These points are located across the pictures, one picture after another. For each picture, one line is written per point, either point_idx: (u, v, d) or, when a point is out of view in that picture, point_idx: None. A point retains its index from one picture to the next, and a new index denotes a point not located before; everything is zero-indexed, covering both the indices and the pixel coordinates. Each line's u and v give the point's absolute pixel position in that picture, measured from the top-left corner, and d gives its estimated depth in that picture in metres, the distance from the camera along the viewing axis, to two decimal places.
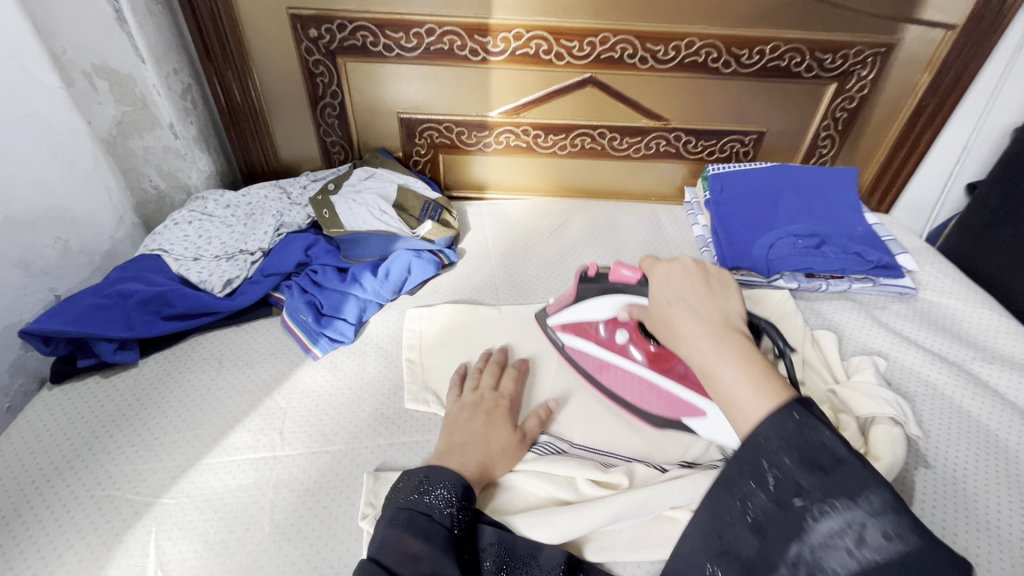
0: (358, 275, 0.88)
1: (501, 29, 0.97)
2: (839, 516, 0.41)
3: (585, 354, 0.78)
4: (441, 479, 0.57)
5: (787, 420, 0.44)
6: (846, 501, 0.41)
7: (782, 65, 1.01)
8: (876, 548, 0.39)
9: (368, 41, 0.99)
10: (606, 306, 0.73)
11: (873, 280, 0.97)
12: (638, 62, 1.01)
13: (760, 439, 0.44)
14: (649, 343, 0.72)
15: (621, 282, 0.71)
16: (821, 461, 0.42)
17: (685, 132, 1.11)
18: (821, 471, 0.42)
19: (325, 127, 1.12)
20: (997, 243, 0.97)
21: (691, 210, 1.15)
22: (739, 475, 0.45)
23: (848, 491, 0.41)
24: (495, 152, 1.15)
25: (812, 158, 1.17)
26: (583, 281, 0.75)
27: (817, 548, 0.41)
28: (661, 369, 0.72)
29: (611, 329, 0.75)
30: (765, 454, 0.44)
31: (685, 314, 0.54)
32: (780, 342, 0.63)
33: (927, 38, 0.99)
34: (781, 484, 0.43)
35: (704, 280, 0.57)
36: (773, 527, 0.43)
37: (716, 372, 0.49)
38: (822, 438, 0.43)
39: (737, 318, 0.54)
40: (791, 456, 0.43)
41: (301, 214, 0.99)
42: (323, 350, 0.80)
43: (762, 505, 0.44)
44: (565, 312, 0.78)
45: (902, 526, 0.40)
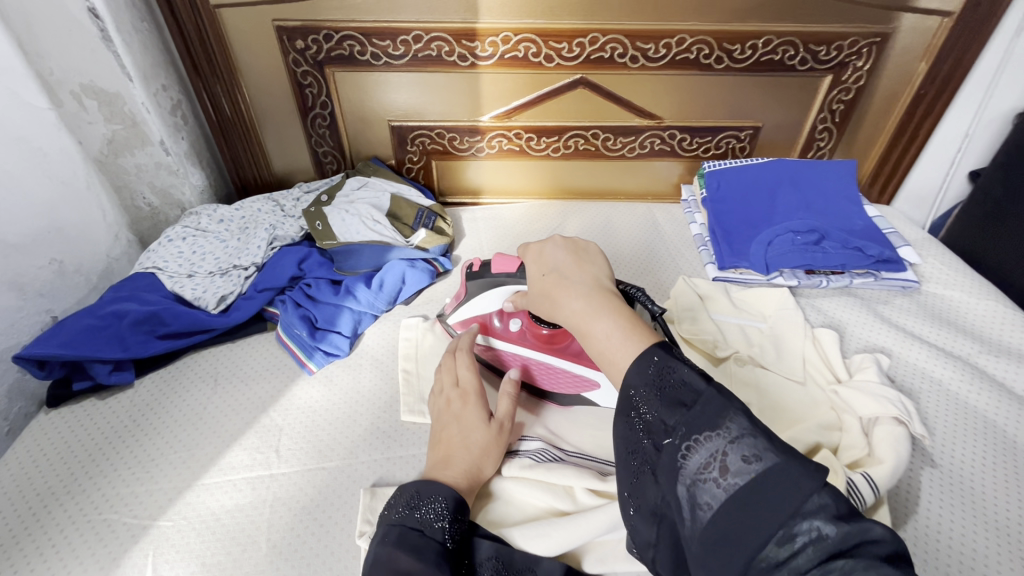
0: (352, 287, 0.87)
1: (488, 34, 0.96)
2: (706, 447, 0.40)
3: (485, 351, 0.80)
4: (433, 493, 0.57)
5: (649, 362, 0.46)
6: (709, 432, 0.40)
7: (776, 58, 1.00)
8: (738, 472, 0.38)
9: (355, 50, 0.98)
10: (493, 297, 0.76)
11: (875, 274, 0.95)
12: (629, 61, 1.00)
13: (626, 387, 0.46)
14: (542, 327, 0.75)
15: (503, 271, 0.74)
16: (683, 398, 0.43)
17: (679, 129, 1.10)
18: (685, 407, 0.42)
19: (316, 137, 1.11)
20: (1000, 233, 0.95)
21: (688, 209, 1.13)
22: (627, 425, 0.45)
23: (711, 420, 0.40)
24: (487, 156, 1.15)
25: (809, 152, 1.15)
26: (468, 276, 0.78)
27: (692, 482, 0.39)
28: (555, 348, 0.75)
29: (504, 319, 0.77)
30: (636, 399, 0.45)
31: (559, 284, 0.56)
32: (649, 305, 0.65)
33: (923, 27, 0.97)
34: (652, 426, 0.43)
35: (573, 252, 0.60)
36: (659, 472, 0.42)
37: (595, 325, 0.51)
38: (682, 377, 0.44)
39: (606, 279, 0.57)
40: (655, 396, 0.44)
41: (295, 226, 0.99)
42: (318, 364, 0.79)
43: (649, 455, 0.43)
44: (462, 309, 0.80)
45: (759, 446, 0.38)
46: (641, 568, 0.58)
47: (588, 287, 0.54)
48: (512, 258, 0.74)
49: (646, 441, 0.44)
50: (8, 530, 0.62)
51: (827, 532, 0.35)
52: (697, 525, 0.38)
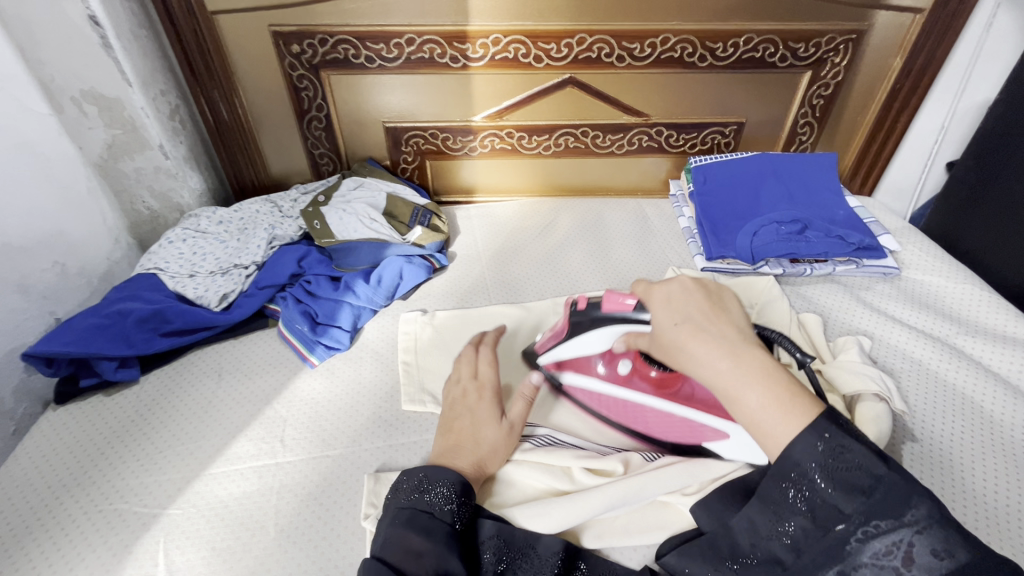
0: (351, 282, 0.89)
1: (479, 36, 0.99)
2: (883, 537, 0.44)
3: (585, 391, 0.75)
4: (440, 478, 0.58)
5: (814, 440, 0.47)
6: (892, 521, 0.44)
7: (756, 56, 1.04)
8: (924, 565, 0.42)
9: (350, 54, 1.01)
10: (601, 338, 0.71)
11: (857, 261, 0.99)
12: (615, 60, 1.03)
13: (789, 458, 0.47)
14: (651, 369, 0.70)
15: (619, 311, 0.68)
16: (860, 484, 0.46)
17: (666, 126, 1.13)
18: (862, 493, 0.45)
19: (312, 139, 1.14)
20: (975, 220, 0.99)
21: (677, 203, 1.16)
22: (780, 492, 0.49)
23: (887, 510, 0.44)
24: (481, 156, 1.17)
25: (792, 146, 1.18)
26: (573, 315, 0.73)
27: (861, 566, 0.44)
28: (669, 393, 0.71)
29: (610, 363, 0.74)
30: (800, 471, 0.47)
31: (699, 335, 0.54)
32: (797, 352, 0.66)
33: (896, 23, 1.01)
34: (824, 507, 0.47)
35: (705, 296, 0.58)
36: (813, 547, 0.47)
37: (739, 390, 0.50)
38: (853, 457, 0.46)
39: (744, 326, 0.55)
40: (827, 480, 0.46)
41: (293, 226, 1.01)
42: (319, 358, 0.82)
43: (805, 528, 0.47)
44: (560, 349, 0.75)
45: (949, 542, 0.42)
46: (636, 542, 0.61)
47: (731, 344, 0.52)
48: (625, 296, 0.68)
49: (801, 516, 0.48)
50: (21, 522, 0.63)
51: None
52: None
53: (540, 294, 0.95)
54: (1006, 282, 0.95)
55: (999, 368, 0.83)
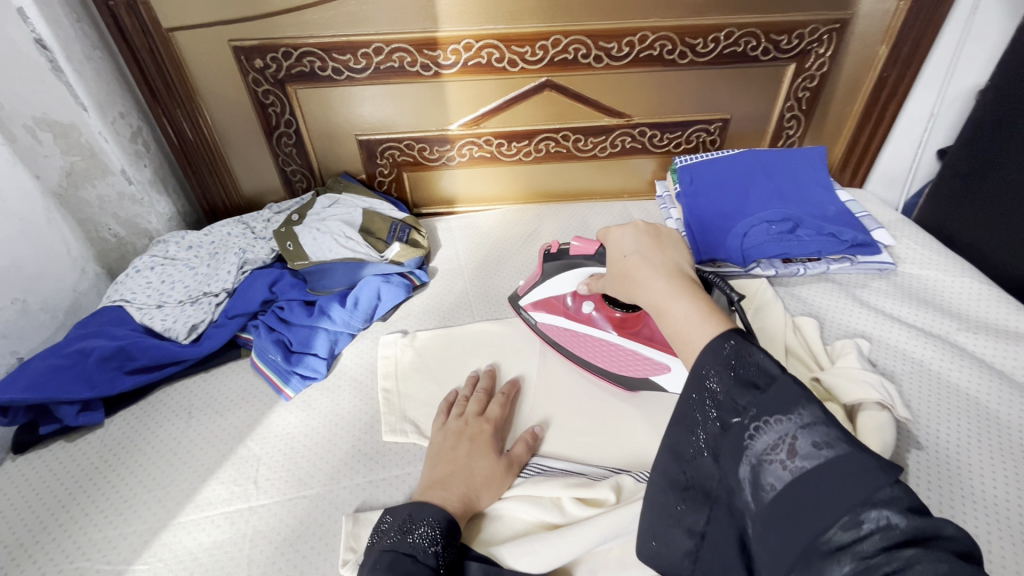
0: (326, 307, 0.85)
1: (450, 42, 0.95)
2: (773, 428, 0.40)
3: (553, 329, 0.80)
4: (425, 516, 0.55)
5: (721, 349, 0.44)
6: (779, 416, 0.40)
7: (738, 50, 1.00)
8: (807, 456, 0.38)
9: (316, 66, 0.97)
10: (568, 280, 0.75)
11: (851, 258, 0.95)
12: (593, 61, 0.99)
13: (698, 365, 0.45)
14: (615, 310, 0.74)
15: (581, 254, 0.73)
16: (754, 381, 0.42)
17: (649, 126, 1.10)
18: (756, 388, 0.42)
19: (283, 156, 1.09)
20: (970, 210, 0.96)
21: (664, 205, 1.13)
22: (690, 408, 0.45)
23: (783, 403, 0.40)
24: (459, 165, 1.13)
25: (779, 141, 1.15)
26: (547, 258, 0.78)
27: (758, 462, 0.40)
28: (628, 331, 0.75)
29: (577, 299, 0.77)
30: (705, 381, 0.44)
31: (639, 264, 0.55)
32: (730, 292, 0.65)
33: (880, 11, 0.98)
34: (721, 405, 0.43)
35: (655, 236, 0.58)
36: (722, 452, 0.43)
37: (671, 307, 0.50)
38: (752, 359, 0.43)
39: (687, 266, 0.55)
40: (725, 380, 0.43)
41: (265, 249, 0.97)
42: (295, 389, 0.78)
43: (713, 435, 0.44)
44: (534, 289, 0.81)
45: (832, 434, 0.38)
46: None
47: (672, 270, 0.53)
48: (591, 241, 0.72)
49: (710, 422, 0.44)
50: None
51: (896, 522, 0.35)
52: (760, 503, 0.39)
53: None
54: (1005, 273, 0.92)
55: (1003, 364, 0.79)
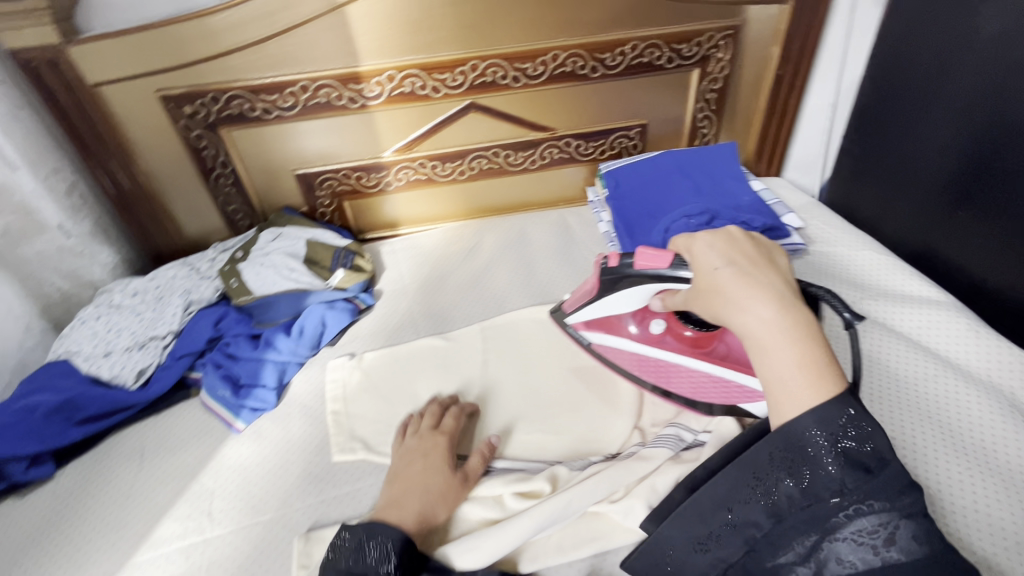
0: (272, 338, 0.88)
1: (372, 75, 1.00)
2: (871, 516, 0.47)
3: (615, 352, 0.80)
4: (383, 536, 0.57)
5: (834, 420, 0.48)
6: (882, 503, 0.47)
7: (645, 60, 1.08)
8: (902, 548, 0.46)
9: (244, 108, 1.00)
10: (637, 295, 0.71)
11: (766, 243, 1.03)
12: (511, 81, 1.06)
13: (793, 426, 0.49)
14: (685, 327, 0.75)
15: (648, 269, 0.66)
16: (867, 463, 0.48)
17: (573, 137, 1.16)
18: (868, 471, 0.48)
19: (223, 196, 1.12)
20: (867, 188, 1.05)
21: (596, 209, 1.19)
22: (778, 463, 0.51)
23: (884, 494, 0.47)
24: (398, 189, 1.18)
25: (696, 140, 1.23)
26: (603, 273, 0.71)
27: (841, 537, 0.48)
28: (704, 351, 0.74)
29: (641, 324, 0.78)
30: (808, 445, 0.49)
31: (743, 279, 0.54)
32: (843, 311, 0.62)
33: (767, 16, 1.07)
34: (820, 481, 0.49)
35: (752, 246, 0.59)
36: (795, 513, 0.50)
37: (773, 349, 0.50)
38: (867, 437, 0.48)
39: (789, 280, 0.56)
40: (839, 457, 0.48)
41: (210, 288, 0.99)
42: (245, 422, 0.80)
43: (792, 495, 0.50)
44: (588, 307, 0.76)
45: (926, 530, 0.46)
46: (571, 558, 0.62)
47: (778, 300, 0.52)
48: (664, 252, 0.65)
49: (796, 487, 0.50)
50: None
51: None
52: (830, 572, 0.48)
53: (466, 320, 0.96)
54: (901, 243, 1.00)
55: (911, 331, 0.86)
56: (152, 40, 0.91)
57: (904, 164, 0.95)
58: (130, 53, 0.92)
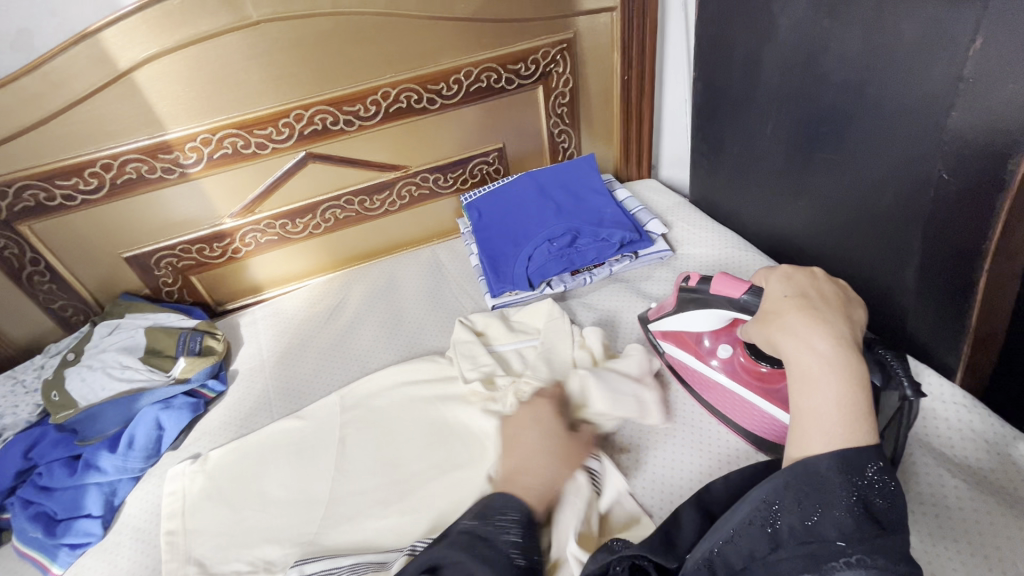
0: (93, 458, 0.77)
1: (184, 141, 0.91)
2: (864, 571, 0.39)
3: (683, 366, 0.77)
4: (510, 507, 0.56)
5: (855, 470, 0.43)
6: (883, 562, 0.39)
7: (484, 85, 1.04)
8: None
9: (40, 198, 0.89)
10: (708, 317, 0.72)
11: (632, 255, 1.00)
12: (344, 126, 0.99)
13: (824, 459, 0.44)
14: (759, 363, 0.69)
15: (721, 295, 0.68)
16: (880, 517, 0.42)
17: (428, 171, 1.11)
18: (878, 524, 0.41)
19: (43, 295, 1.00)
20: (722, 183, 1.05)
21: (466, 242, 1.14)
22: (793, 487, 0.44)
23: (894, 554, 0.40)
24: (249, 254, 1.09)
25: (559, 154, 1.20)
26: (683, 290, 0.75)
27: None
28: (773, 386, 0.68)
29: (715, 342, 0.74)
30: (823, 478, 0.43)
31: (805, 311, 0.52)
32: (908, 386, 0.52)
33: (598, 24, 1.05)
34: (834, 516, 0.42)
35: (833, 289, 0.55)
36: (787, 547, 0.43)
37: (820, 381, 0.47)
38: (889, 494, 0.43)
39: (858, 331, 0.51)
40: (851, 497, 0.42)
41: (28, 406, 0.87)
42: (63, 564, 0.70)
43: (793, 527, 0.43)
44: (669, 320, 0.79)
45: None
46: None
47: (841, 335, 0.49)
48: (737, 282, 0.66)
49: (800, 521, 0.43)
50: None
51: None
52: None
53: (325, 392, 0.88)
54: (759, 234, 1.00)
55: None
56: None
57: (746, 159, 0.95)
58: None
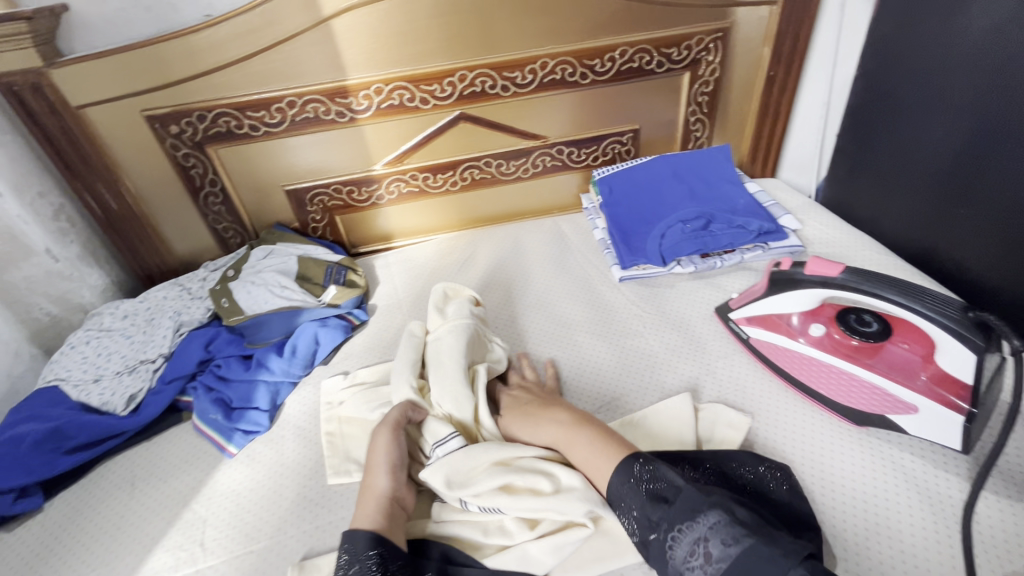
0: (264, 359, 0.87)
1: (360, 88, 0.99)
2: (686, 541, 0.50)
3: (772, 348, 0.80)
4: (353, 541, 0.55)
5: (628, 474, 0.58)
6: (689, 522, 0.51)
7: (634, 65, 1.07)
8: (720, 556, 0.47)
9: (232, 125, 0.99)
10: (802, 299, 0.76)
11: (763, 246, 1.01)
12: (500, 90, 1.05)
13: (617, 491, 0.58)
14: (852, 338, 0.74)
15: (819, 276, 0.72)
16: (664, 494, 0.54)
17: (565, 144, 1.15)
18: (666, 502, 0.54)
19: (213, 215, 1.11)
20: (864, 187, 1.04)
21: (591, 216, 1.18)
22: (621, 500, 0.57)
23: (686, 513, 0.52)
24: (391, 202, 1.17)
25: (689, 143, 1.22)
26: (775, 273, 0.78)
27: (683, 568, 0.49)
28: (866, 360, 0.72)
29: (805, 320, 0.78)
30: (627, 499, 0.57)
31: None
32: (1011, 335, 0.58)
33: (756, 17, 1.06)
34: (642, 520, 0.54)
35: None
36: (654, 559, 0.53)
37: None
38: (659, 478, 0.56)
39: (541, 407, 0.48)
40: (640, 492, 0.56)
41: (201, 308, 0.97)
42: (238, 445, 0.78)
43: (642, 545, 0.55)
44: (755, 304, 0.82)
45: (732, 531, 0.48)
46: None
47: None
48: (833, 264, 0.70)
49: (638, 530, 0.55)
50: None
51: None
52: None
53: None
54: (898, 241, 0.99)
55: None
56: (136, 60, 0.90)
57: (900, 162, 0.94)
58: (115, 73, 0.91)
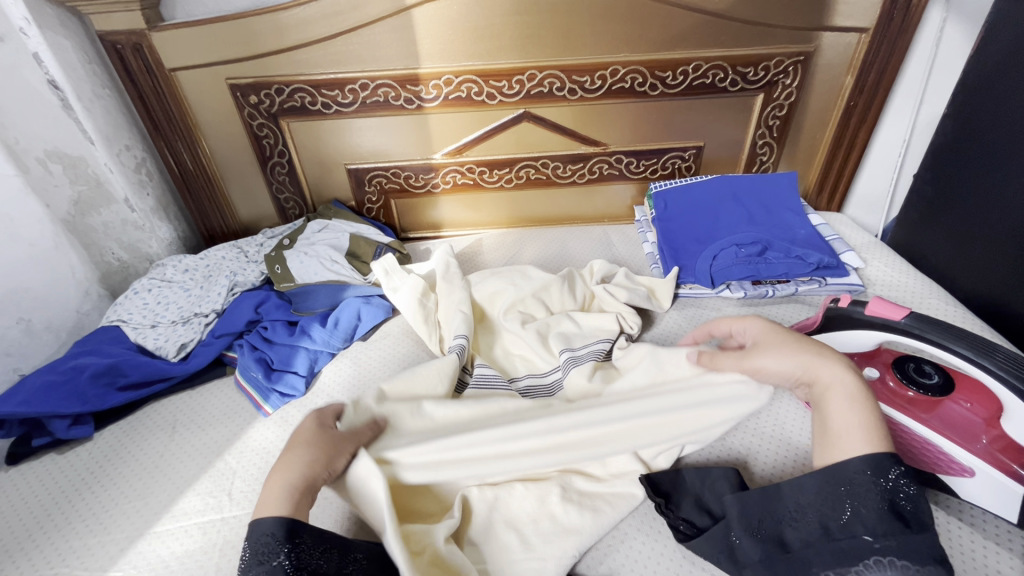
0: (307, 327, 0.91)
1: (431, 78, 1.02)
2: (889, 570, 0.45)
3: None
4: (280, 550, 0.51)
5: (879, 473, 0.50)
6: (905, 557, 0.45)
7: (707, 82, 1.05)
8: None
9: (306, 101, 1.03)
10: (856, 340, 0.72)
11: (820, 280, 0.97)
12: (567, 93, 1.05)
13: (842, 477, 0.51)
14: (908, 388, 0.69)
15: (880, 318, 0.68)
16: (905, 517, 0.48)
17: (625, 154, 1.15)
18: (904, 525, 0.47)
19: (277, 185, 1.16)
20: (939, 228, 0.99)
21: (641, 229, 1.17)
22: (831, 489, 0.51)
23: (917, 552, 0.45)
24: (444, 192, 1.19)
25: (753, 166, 1.19)
26: (830, 310, 0.74)
27: None
28: (920, 414, 0.67)
29: (858, 362, 0.74)
30: (844, 481, 0.51)
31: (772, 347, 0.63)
32: None
33: (843, 43, 1.02)
34: (854, 520, 0.49)
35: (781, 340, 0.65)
36: (825, 549, 0.49)
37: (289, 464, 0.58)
38: (911, 498, 0.49)
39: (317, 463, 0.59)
40: (880, 500, 0.49)
41: (255, 272, 1.02)
42: (273, 406, 0.81)
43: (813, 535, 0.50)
44: (805, 339, 0.78)
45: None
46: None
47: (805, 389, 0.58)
48: (898, 306, 0.66)
49: (842, 522, 0.50)
50: None
51: None
52: None
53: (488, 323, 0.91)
54: (970, 293, 0.93)
55: None
56: (227, 30, 0.95)
57: (986, 209, 0.88)
58: (207, 40, 0.96)
